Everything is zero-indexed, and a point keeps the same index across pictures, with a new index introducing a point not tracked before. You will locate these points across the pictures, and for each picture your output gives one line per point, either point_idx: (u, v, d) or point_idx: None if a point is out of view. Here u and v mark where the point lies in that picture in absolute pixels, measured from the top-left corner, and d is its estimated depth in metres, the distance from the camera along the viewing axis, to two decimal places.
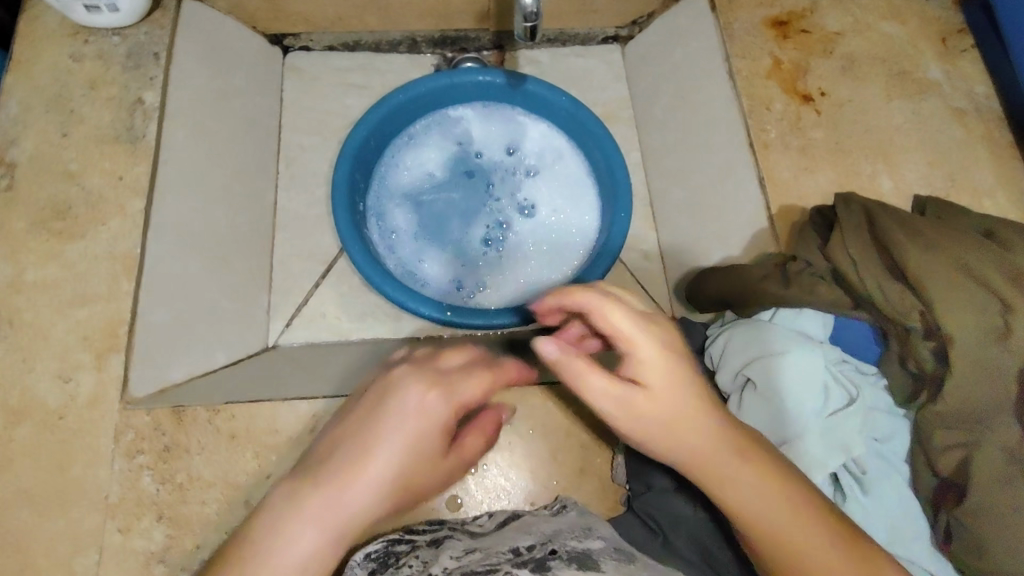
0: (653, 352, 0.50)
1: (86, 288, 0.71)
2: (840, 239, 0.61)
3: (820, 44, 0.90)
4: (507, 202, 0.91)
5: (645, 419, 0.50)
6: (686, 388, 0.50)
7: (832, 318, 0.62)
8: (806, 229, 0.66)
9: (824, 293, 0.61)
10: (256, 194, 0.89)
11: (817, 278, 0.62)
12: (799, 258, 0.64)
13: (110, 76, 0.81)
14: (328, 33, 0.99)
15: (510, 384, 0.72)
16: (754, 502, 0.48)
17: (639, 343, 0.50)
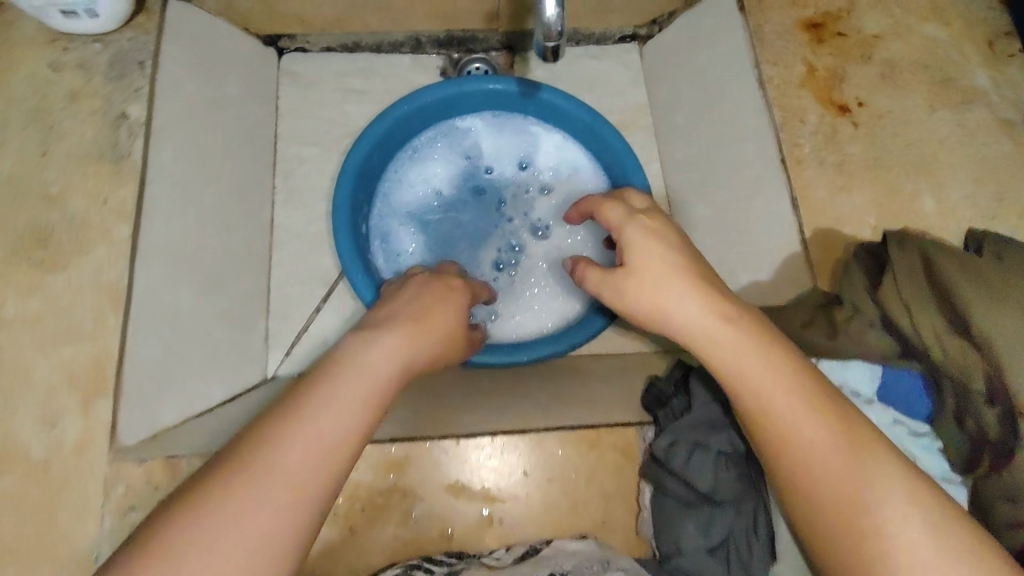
0: (641, 233, 0.62)
1: (70, 325, 0.65)
2: (893, 284, 0.56)
3: (857, 49, 0.83)
4: (520, 219, 0.86)
5: (630, 292, 0.61)
6: (672, 269, 0.59)
7: (880, 370, 0.58)
8: (853, 266, 0.60)
9: (874, 343, 0.57)
10: (251, 211, 0.84)
11: (868, 327, 0.57)
12: (848, 304, 0.58)
13: (93, 87, 0.74)
14: (325, 34, 0.92)
15: (529, 429, 0.66)
16: (745, 369, 0.54)
17: (626, 228, 0.63)
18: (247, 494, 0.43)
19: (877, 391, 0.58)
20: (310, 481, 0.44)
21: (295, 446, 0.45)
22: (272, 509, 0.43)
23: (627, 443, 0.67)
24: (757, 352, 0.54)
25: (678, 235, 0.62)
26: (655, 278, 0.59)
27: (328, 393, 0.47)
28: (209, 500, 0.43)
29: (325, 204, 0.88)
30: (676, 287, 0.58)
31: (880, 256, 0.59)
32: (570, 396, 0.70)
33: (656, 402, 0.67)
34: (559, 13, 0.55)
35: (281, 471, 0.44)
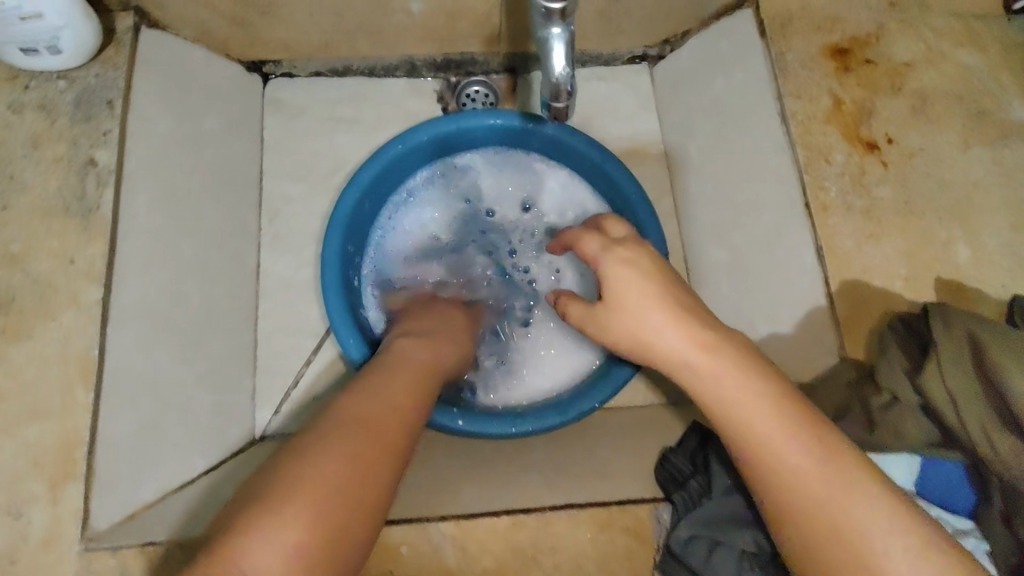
0: (618, 264, 0.57)
1: (36, 400, 0.60)
2: (936, 372, 0.52)
3: (887, 79, 0.77)
4: (525, 266, 0.81)
5: (612, 329, 0.57)
6: (653, 302, 0.54)
7: (919, 458, 0.54)
8: (890, 345, 0.57)
9: (912, 431, 0.54)
10: (235, 257, 0.79)
11: (908, 415, 0.54)
12: (885, 391, 0.56)
13: (57, 130, 0.68)
14: (313, 60, 0.86)
15: (534, 509, 0.61)
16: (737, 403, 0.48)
17: (604, 260, 0.58)
18: (322, 490, 0.39)
19: (915, 482, 0.53)
20: (383, 484, 0.42)
21: (369, 446, 0.43)
22: (348, 506, 0.40)
23: (640, 523, 0.61)
24: (739, 381, 0.49)
25: (657, 266, 0.56)
26: (633, 312, 0.54)
27: (381, 404, 0.47)
28: (286, 496, 0.38)
29: (314, 248, 0.84)
30: (655, 321, 0.53)
31: (922, 335, 0.56)
32: (573, 468, 0.66)
33: (671, 481, 0.62)
34: (567, 73, 0.51)
35: (358, 467, 0.41)
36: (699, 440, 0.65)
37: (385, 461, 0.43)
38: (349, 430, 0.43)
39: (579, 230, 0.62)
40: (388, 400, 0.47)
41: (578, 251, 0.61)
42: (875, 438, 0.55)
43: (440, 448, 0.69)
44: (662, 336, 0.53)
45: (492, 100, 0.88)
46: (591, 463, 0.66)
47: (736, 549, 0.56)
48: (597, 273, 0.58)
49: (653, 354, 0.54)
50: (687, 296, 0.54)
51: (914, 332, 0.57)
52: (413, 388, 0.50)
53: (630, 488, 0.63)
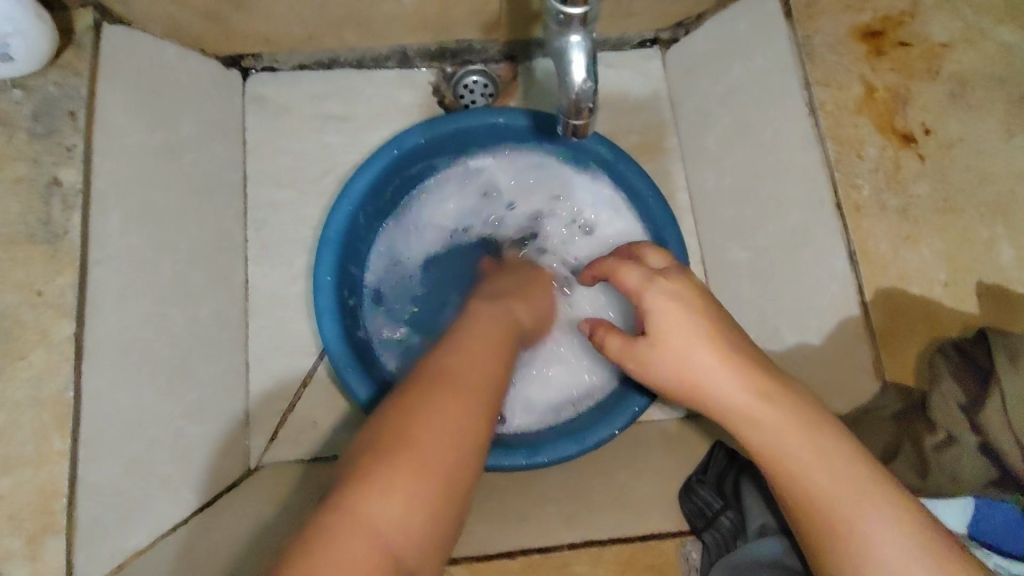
0: (665, 301, 0.52)
1: (6, 448, 0.54)
2: (1000, 412, 0.50)
3: (922, 62, 0.69)
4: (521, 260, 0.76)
5: (655, 370, 0.53)
6: (705, 345, 0.50)
7: (973, 498, 0.52)
8: (942, 375, 0.52)
9: (969, 472, 0.51)
10: (223, 274, 0.74)
11: (965, 455, 0.51)
12: (940, 429, 0.52)
13: (13, 146, 0.61)
14: (295, 53, 0.79)
15: (552, 549, 0.58)
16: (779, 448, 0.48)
17: (647, 295, 0.53)
18: (430, 451, 0.40)
19: (968, 524, 0.50)
20: (484, 442, 0.43)
21: (467, 405, 0.43)
22: (458, 468, 0.41)
23: (665, 561, 0.58)
24: (796, 425, 0.48)
25: (706, 299, 0.52)
26: (682, 355, 0.51)
27: (472, 361, 0.46)
28: (391, 465, 0.39)
29: (306, 257, 0.78)
30: (700, 359, 0.50)
31: (981, 365, 0.51)
32: (590, 497, 0.61)
33: (700, 516, 0.59)
34: (588, 84, 0.48)
35: (459, 425, 0.42)
36: (725, 469, 0.61)
37: (482, 418, 0.43)
38: (451, 389, 0.43)
39: (613, 259, 0.57)
40: (475, 357, 0.47)
41: (617, 285, 0.56)
42: (931, 481, 0.52)
43: None
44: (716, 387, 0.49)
45: (491, 91, 0.82)
46: (610, 490, 0.62)
47: None
48: (641, 309, 0.53)
49: (701, 397, 0.50)
50: (738, 340, 0.50)
51: (972, 363, 0.52)
52: (497, 347, 0.50)
53: (650, 521, 0.60)
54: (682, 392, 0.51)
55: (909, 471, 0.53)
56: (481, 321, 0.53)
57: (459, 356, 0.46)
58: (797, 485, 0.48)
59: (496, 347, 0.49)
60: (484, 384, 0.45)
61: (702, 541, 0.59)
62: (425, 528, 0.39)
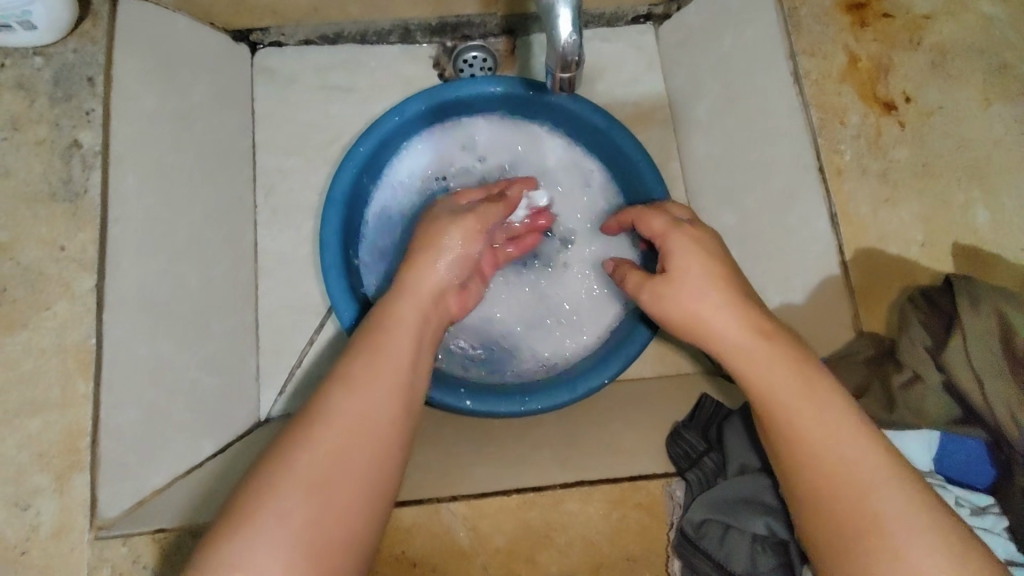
0: (686, 241, 0.59)
1: (35, 393, 0.58)
2: (961, 352, 0.55)
3: (905, 33, 0.72)
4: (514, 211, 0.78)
5: (666, 300, 0.59)
6: (716, 280, 0.56)
7: (938, 435, 0.55)
8: (913, 320, 0.58)
9: (935, 410, 0.56)
10: (234, 237, 0.78)
11: (930, 393, 0.56)
12: (906, 368, 0.58)
13: (37, 111, 0.65)
14: (301, 26, 0.82)
15: (544, 487, 0.60)
16: (769, 387, 0.51)
17: (670, 235, 0.61)
18: (300, 496, 0.44)
19: (935, 460, 0.55)
20: (370, 477, 0.46)
21: (345, 449, 0.46)
22: (334, 507, 0.44)
23: (653, 499, 0.60)
24: (779, 364, 0.52)
25: (721, 248, 0.59)
26: (694, 289, 0.56)
27: (363, 397, 0.48)
28: (259, 511, 0.43)
29: (313, 223, 0.83)
30: (711, 298, 0.56)
31: (944, 310, 0.57)
32: (582, 443, 0.65)
33: (685, 457, 0.62)
34: (574, 39, 0.50)
35: (335, 462, 0.45)
36: (715, 418, 0.65)
37: (365, 453, 0.46)
38: (329, 431, 0.46)
39: (645, 209, 0.66)
40: (370, 383, 0.49)
41: (645, 227, 0.64)
42: (899, 414, 0.57)
43: (449, 426, 0.70)
44: (713, 323, 0.55)
45: (490, 65, 0.85)
46: (601, 437, 0.65)
47: (743, 535, 0.57)
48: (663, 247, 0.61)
49: (705, 328, 0.56)
50: (739, 281, 0.57)
51: (939, 308, 0.58)
52: (397, 361, 0.51)
53: (641, 463, 0.62)
54: (683, 325, 0.57)
55: (878, 407, 0.59)
56: (389, 324, 0.54)
57: (351, 393, 0.48)
58: (784, 424, 0.50)
59: (394, 369, 0.50)
60: (365, 418, 0.47)
61: (686, 480, 0.61)
62: (302, 557, 0.42)
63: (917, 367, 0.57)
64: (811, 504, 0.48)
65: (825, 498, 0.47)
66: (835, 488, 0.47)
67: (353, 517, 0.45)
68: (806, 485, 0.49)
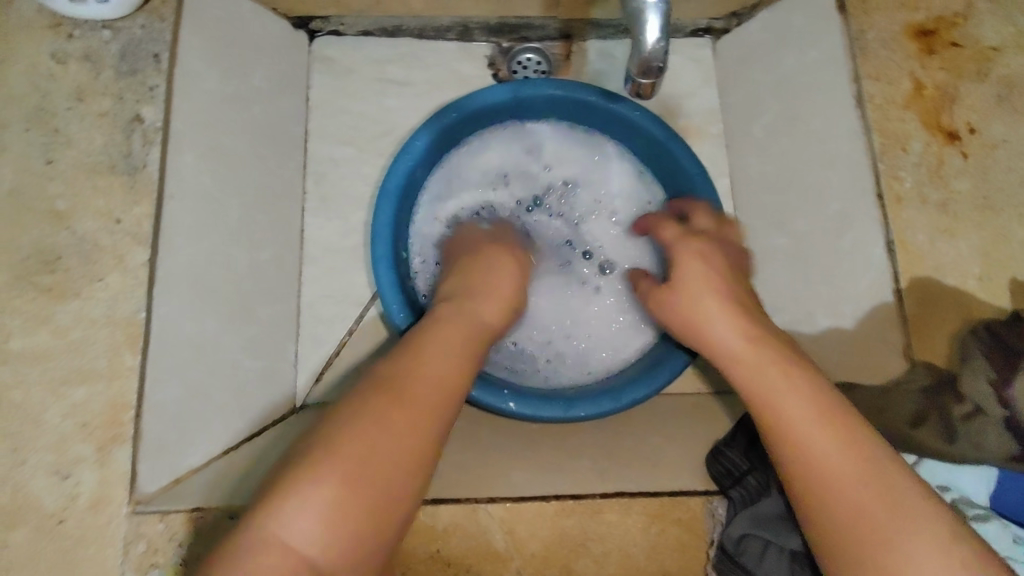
0: (692, 252, 0.62)
1: (82, 362, 0.58)
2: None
3: (973, 64, 0.71)
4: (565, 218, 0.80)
5: (671, 308, 0.61)
6: (714, 285, 0.59)
7: (995, 471, 0.55)
8: (975, 354, 0.57)
9: (995, 444, 0.54)
10: (283, 221, 0.78)
11: (991, 427, 0.54)
12: (968, 401, 0.56)
13: (102, 84, 0.66)
14: (363, 17, 0.82)
15: (584, 495, 0.60)
16: (780, 401, 0.50)
17: (679, 243, 0.64)
18: (354, 483, 0.43)
19: (992, 495, 0.55)
20: (418, 449, 0.46)
21: (398, 414, 0.47)
22: (380, 477, 0.44)
23: (691, 517, 0.60)
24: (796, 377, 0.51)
25: (729, 261, 0.62)
26: (692, 300, 0.59)
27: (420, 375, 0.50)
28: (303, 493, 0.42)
29: (360, 214, 0.82)
30: (710, 303, 0.58)
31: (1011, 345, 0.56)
32: (621, 453, 0.64)
33: (727, 475, 0.61)
34: (660, 45, 0.50)
35: (391, 452, 0.45)
36: (760, 434, 0.61)
37: (415, 423, 0.47)
38: (381, 403, 0.47)
39: (660, 218, 0.69)
40: (427, 378, 0.50)
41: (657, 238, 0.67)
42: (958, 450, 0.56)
43: (485, 424, 0.68)
44: (715, 330, 0.56)
45: (545, 68, 0.85)
46: (641, 450, 0.64)
47: (787, 553, 0.54)
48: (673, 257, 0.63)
49: (704, 334, 0.57)
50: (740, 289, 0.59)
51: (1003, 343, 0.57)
52: (455, 364, 0.52)
53: (680, 479, 0.62)
54: (682, 331, 0.60)
55: (934, 438, 0.57)
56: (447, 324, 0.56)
57: (410, 367, 0.50)
58: (807, 452, 0.48)
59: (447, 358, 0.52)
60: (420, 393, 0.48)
61: (728, 498, 0.60)
62: (344, 519, 0.42)
63: (980, 401, 0.56)
64: (826, 527, 0.46)
65: (833, 523, 0.46)
66: (846, 514, 0.45)
67: (397, 511, 0.44)
68: (815, 512, 0.47)
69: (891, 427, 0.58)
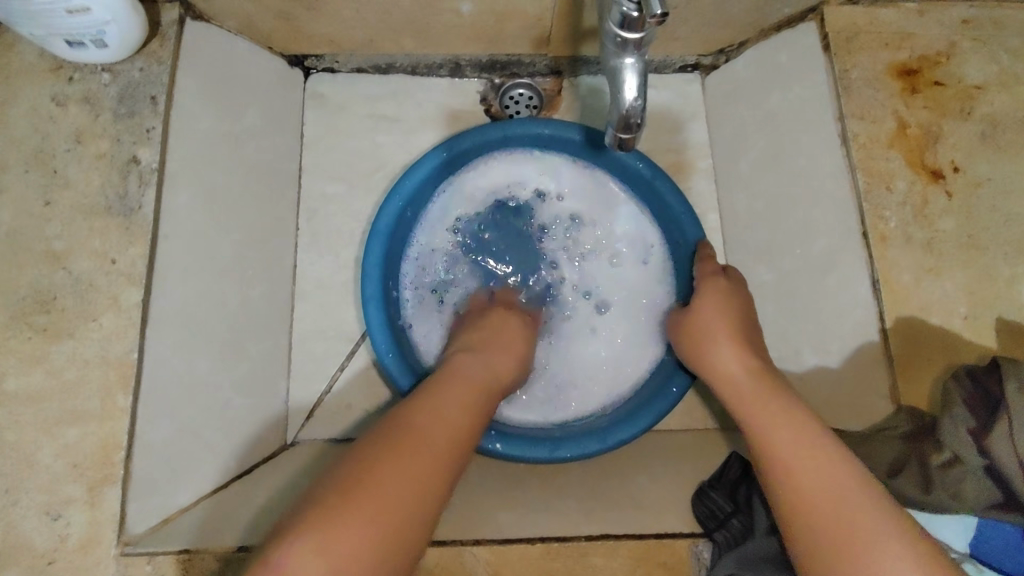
0: (712, 290, 0.69)
1: (75, 402, 0.59)
2: (1006, 438, 0.54)
3: (956, 102, 0.72)
4: (557, 250, 0.81)
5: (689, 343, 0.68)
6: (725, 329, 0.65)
7: (975, 519, 0.56)
8: (955, 400, 0.57)
9: (973, 495, 0.55)
10: (275, 257, 0.79)
11: (969, 476, 0.55)
12: (946, 449, 0.56)
13: (100, 126, 0.67)
14: (355, 55, 0.84)
15: (570, 538, 0.59)
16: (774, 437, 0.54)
17: (702, 289, 0.70)
18: (377, 507, 0.45)
19: (971, 543, 0.57)
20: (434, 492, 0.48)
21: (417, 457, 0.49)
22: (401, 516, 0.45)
23: (678, 560, 0.59)
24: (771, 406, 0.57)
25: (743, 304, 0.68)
26: (705, 341, 0.66)
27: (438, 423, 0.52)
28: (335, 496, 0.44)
29: (352, 249, 0.84)
30: (718, 344, 0.65)
31: (991, 392, 0.56)
32: (608, 496, 0.65)
33: (711, 517, 0.61)
34: (639, 102, 0.54)
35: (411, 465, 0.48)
36: (741, 481, 0.64)
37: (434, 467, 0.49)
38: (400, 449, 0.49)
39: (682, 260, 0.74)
40: (439, 418, 0.53)
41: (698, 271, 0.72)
42: (933, 504, 0.56)
43: (473, 463, 0.70)
44: (719, 365, 0.63)
45: (536, 103, 0.87)
46: (627, 491, 0.65)
47: None
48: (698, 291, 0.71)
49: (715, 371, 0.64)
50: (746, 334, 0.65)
51: (984, 391, 0.56)
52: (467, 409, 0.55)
53: (667, 522, 0.61)
54: (695, 361, 0.67)
55: (913, 487, 0.57)
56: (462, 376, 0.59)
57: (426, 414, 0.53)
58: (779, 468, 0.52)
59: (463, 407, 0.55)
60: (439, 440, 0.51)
61: (714, 541, 0.60)
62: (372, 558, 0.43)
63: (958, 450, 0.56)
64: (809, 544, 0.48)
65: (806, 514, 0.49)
66: (811, 504, 0.49)
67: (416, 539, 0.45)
68: (791, 504, 0.50)
69: (873, 474, 0.59)
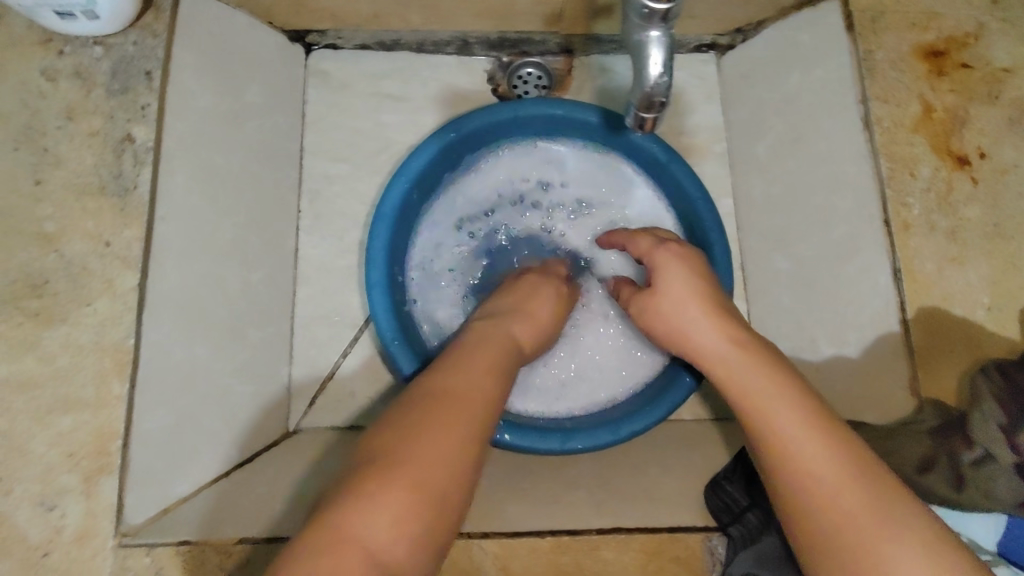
0: (670, 258, 0.61)
1: (68, 389, 0.57)
2: None
3: (984, 85, 0.69)
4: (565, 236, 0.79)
5: (650, 313, 0.61)
6: (692, 295, 0.58)
7: (1005, 519, 0.55)
8: (985, 396, 0.55)
9: (1006, 493, 0.52)
10: (276, 240, 0.77)
11: (1001, 475, 0.52)
12: (978, 446, 0.53)
13: (93, 102, 0.64)
14: (361, 30, 0.81)
15: (580, 531, 0.58)
16: (769, 418, 0.49)
17: (655, 251, 0.63)
18: (407, 470, 0.41)
19: (1001, 542, 0.55)
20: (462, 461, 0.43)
21: (449, 418, 0.44)
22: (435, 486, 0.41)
23: (690, 554, 0.58)
24: (760, 375, 0.51)
25: (703, 267, 0.61)
26: (674, 304, 0.58)
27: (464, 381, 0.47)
28: (389, 463, 0.41)
29: (355, 233, 0.81)
30: (692, 313, 0.57)
31: None
32: (618, 488, 0.63)
33: (726, 511, 0.60)
34: (664, 81, 0.51)
35: (456, 448, 0.43)
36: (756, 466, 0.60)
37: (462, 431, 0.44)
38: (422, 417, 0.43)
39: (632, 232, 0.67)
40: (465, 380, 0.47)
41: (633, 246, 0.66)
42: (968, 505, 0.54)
43: None
44: (698, 334, 0.56)
45: (546, 83, 0.83)
46: (639, 483, 0.63)
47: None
48: (651, 264, 0.62)
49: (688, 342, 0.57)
50: (715, 294, 0.58)
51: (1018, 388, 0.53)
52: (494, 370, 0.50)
53: (678, 514, 0.60)
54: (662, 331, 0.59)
55: (944, 484, 0.55)
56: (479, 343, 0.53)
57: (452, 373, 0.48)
58: (792, 466, 0.47)
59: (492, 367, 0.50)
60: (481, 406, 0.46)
61: (728, 535, 0.59)
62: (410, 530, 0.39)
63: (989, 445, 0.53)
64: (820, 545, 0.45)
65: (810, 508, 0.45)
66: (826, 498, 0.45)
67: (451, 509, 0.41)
68: (792, 498, 0.46)
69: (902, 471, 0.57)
